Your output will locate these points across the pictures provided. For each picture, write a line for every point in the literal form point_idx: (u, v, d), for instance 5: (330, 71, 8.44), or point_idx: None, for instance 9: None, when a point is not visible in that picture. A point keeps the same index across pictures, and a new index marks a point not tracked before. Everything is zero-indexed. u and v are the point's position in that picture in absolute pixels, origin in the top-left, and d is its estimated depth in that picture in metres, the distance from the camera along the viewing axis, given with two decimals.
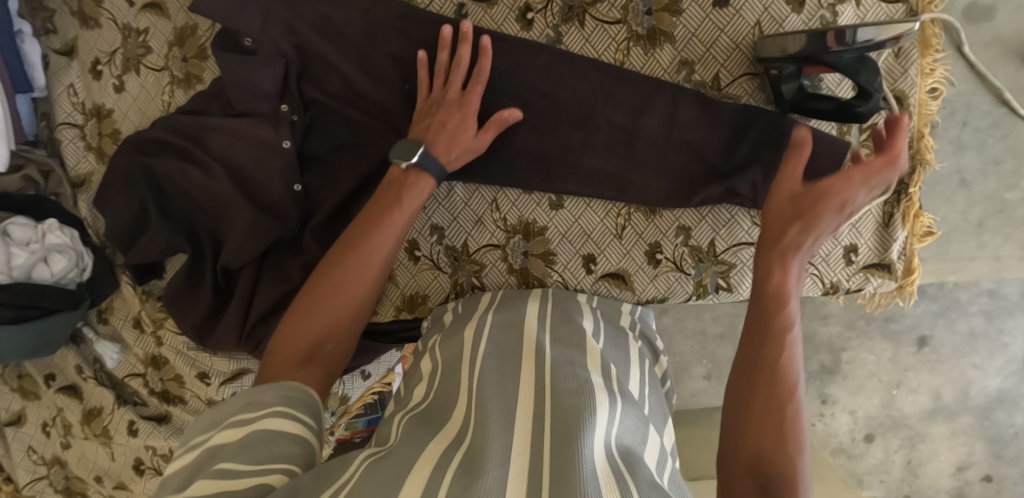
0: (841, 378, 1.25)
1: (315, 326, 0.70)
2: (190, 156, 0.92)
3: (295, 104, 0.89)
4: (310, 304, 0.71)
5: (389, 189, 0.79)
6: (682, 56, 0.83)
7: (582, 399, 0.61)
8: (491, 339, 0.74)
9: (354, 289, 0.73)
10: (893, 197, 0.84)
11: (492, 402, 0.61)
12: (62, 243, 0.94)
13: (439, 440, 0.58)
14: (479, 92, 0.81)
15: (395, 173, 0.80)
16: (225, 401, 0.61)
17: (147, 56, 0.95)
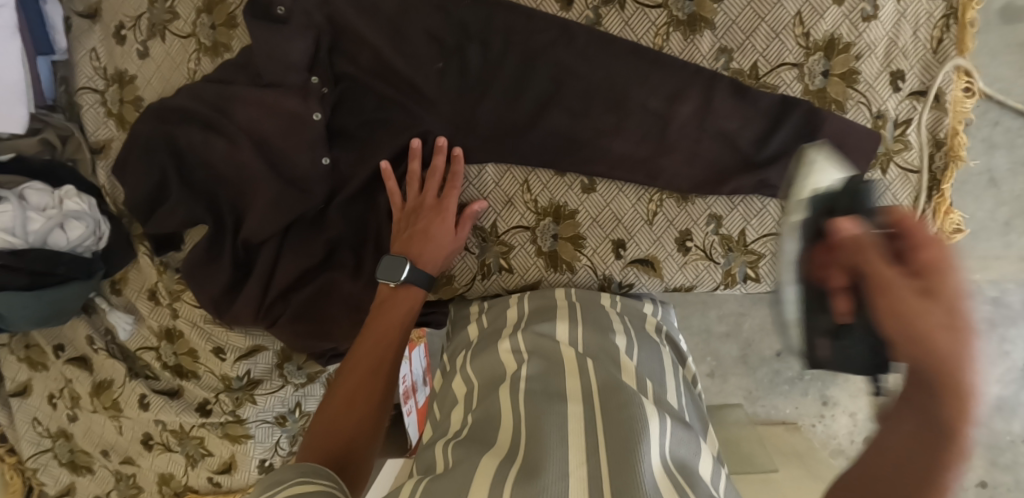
0: (842, 380, 1.28)
1: (339, 437, 0.71)
2: (215, 125, 0.89)
3: (325, 77, 0.87)
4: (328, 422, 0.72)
5: (382, 308, 0.81)
6: (721, 44, 0.83)
7: (631, 414, 0.64)
8: (530, 354, 0.77)
9: (365, 398, 0.74)
10: (924, 192, 0.84)
11: (547, 428, 0.64)
12: (80, 210, 0.92)
13: (493, 456, 0.62)
14: (454, 197, 0.85)
15: (383, 291, 0.83)
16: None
17: (173, 22, 0.93)
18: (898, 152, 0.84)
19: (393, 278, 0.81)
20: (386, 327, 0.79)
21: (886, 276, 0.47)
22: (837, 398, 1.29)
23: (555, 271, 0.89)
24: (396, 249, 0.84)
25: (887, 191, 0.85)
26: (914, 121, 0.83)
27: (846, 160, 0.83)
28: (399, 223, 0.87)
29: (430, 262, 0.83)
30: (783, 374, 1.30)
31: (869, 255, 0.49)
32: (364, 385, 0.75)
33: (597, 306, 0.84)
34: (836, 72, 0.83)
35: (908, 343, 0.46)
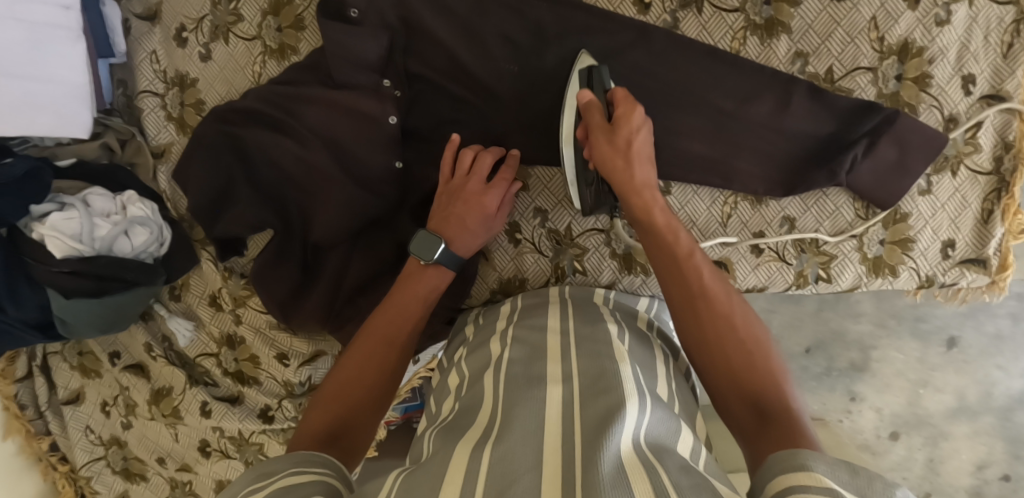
0: (869, 377, 1.32)
1: (336, 412, 0.66)
2: (284, 126, 0.89)
3: (398, 79, 0.87)
4: (329, 392, 0.68)
5: (404, 281, 0.78)
6: (798, 47, 0.84)
7: (608, 399, 0.61)
8: (518, 345, 0.75)
9: (365, 372, 0.70)
10: (993, 193, 0.86)
11: (523, 411, 0.61)
12: (145, 215, 0.91)
13: (469, 440, 0.58)
14: (503, 185, 0.83)
15: (412, 266, 0.80)
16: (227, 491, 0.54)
17: (237, 24, 0.92)
18: (968, 154, 0.85)
19: (428, 255, 0.78)
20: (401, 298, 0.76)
21: (638, 195, 0.74)
22: (864, 394, 1.32)
23: (628, 274, 0.90)
24: (431, 225, 0.82)
25: (956, 193, 0.86)
26: (984, 124, 0.85)
27: (912, 156, 0.84)
28: (442, 196, 0.84)
29: (465, 245, 0.81)
30: (810, 369, 1.33)
31: (619, 176, 0.75)
32: (370, 362, 0.71)
33: (589, 303, 0.83)
34: (909, 76, 0.84)
35: (659, 251, 0.73)
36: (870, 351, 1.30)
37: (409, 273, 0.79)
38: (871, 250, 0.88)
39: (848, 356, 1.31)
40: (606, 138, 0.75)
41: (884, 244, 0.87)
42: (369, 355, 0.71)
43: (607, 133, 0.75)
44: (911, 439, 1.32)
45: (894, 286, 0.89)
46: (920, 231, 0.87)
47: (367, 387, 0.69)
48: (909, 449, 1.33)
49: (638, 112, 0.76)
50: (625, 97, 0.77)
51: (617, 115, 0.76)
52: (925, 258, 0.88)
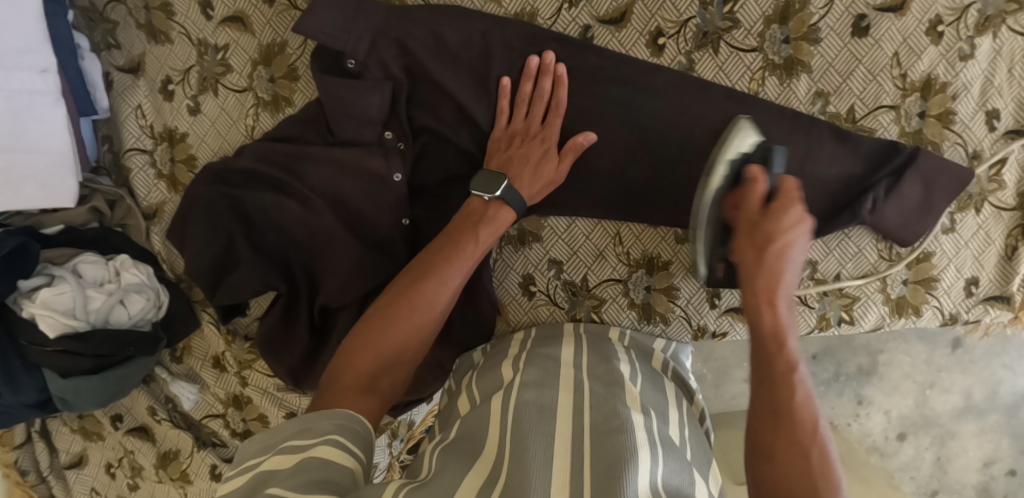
0: (878, 381, 1.34)
1: (388, 346, 0.70)
2: (286, 187, 0.86)
3: (400, 132, 0.84)
4: (383, 319, 0.71)
5: (467, 219, 0.77)
6: (818, 87, 0.81)
7: (620, 441, 0.61)
8: (528, 369, 0.75)
9: (420, 322, 0.72)
10: (1018, 229, 0.84)
11: (533, 440, 0.61)
12: (140, 281, 0.87)
13: (474, 476, 0.59)
14: (559, 123, 0.80)
15: (474, 204, 0.79)
16: (281, 425, 0.62)
17: (227, 75, 0.87)
18: (993, 192, 0.83)
19: (490, 192, 0.77)
20: (461, 263, 0.74)
21: (760, 285, 0.67)
22: (872, 398, 1.35)
23: (648, 323, 0.88)
24: (494, 165, 0.80)
25: (980, 229, 0.84)
26: (1010, 160, 0.82)
27: (934, 189, 0.81)
28: (496, 139, 0.81)
29: (526, 188, 0.78)
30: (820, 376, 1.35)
31: (747, 270, 0.68)
32: (427, 313, 0.72)
33: (604, 340, 0.83)
34: (932, 113, 0.81)
35: (760, 352, 0.65)
36: (878, 355, 1.32)
37: (473, 214, 0.77)
38: (894, 290, 0.86)
39: (856, 361, 1.33)
40: (750, 228, 0.70)
41: (908, 284, 0.85)
42: (425, 308, 0.72)
43: (755, 221, 0.70)
44: (919, 440, 1.37)
45: (918, 325, 0.87)
46: (943, 269, 0.85)
47: (415, 343, 0.72)
48: (917, 448, 1.38)
49: (797, 209, 0.69)
50: (790, 193, 0.70)
51: (772, 205, 0.70)
52: (949, 297, 0.86)
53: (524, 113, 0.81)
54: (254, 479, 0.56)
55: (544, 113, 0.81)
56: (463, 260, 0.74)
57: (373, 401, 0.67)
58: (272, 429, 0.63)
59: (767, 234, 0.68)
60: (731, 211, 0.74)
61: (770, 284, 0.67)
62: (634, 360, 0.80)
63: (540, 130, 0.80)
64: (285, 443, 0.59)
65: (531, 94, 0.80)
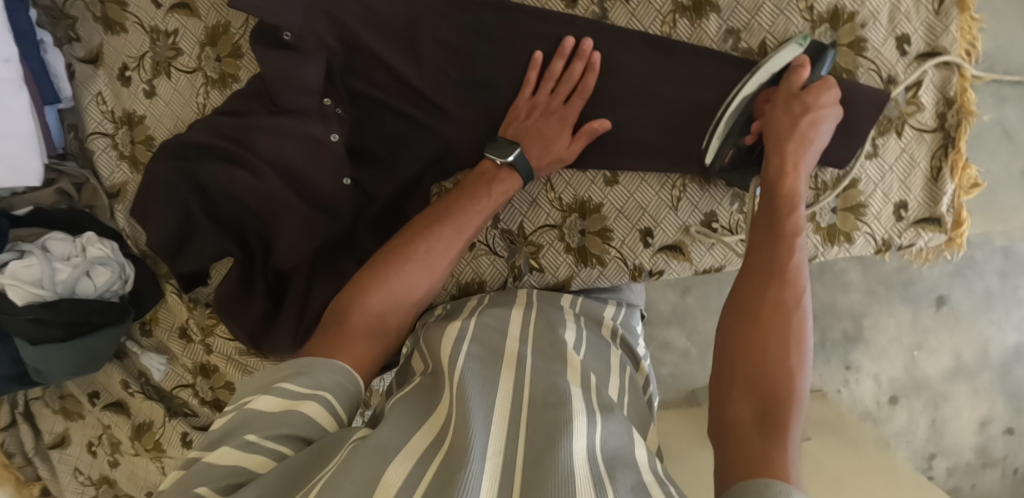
0: (863, 346, 1.47)
1: (393, 290, 0.76)
2: (237, 157, 0.89)
3: (339, 98, 0.88)
4: (393, 261, 0.78)
5: (480, 179, 0.84)
6: (728, 25, 0.84)
7: (559, 411, 0.59)
8: (475, 339, 0.73)
9: (429, 265, 0.79)
10: (940, 150, 0.86)
11: (473, 400, 0.60)
12: (105, 255, 0.92)
13: (422, 437, 0.58)
14: (580, 106, 0.84)
15: (486, 166, 0.85)
16: (278, 367, 0.64)
17: (178, 58, 0.94)
18: (912, 114, 0.85)
19: (502, 157, 0.82)
20: (472, 212, 0.82)
21: (786, 150, 0.75)
22: (860, 363, 1.48)
23: (585, 267, 0.89)
24: (507, 134, 0.84)
25: (904, 153, 0.86)
26: (924, 82, 0.84)
27: (856, 119, 0.83)
28: (514, 113, 0.85)
29: (536, 157, 0.83)
30: None
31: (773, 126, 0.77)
32: (435, 257, 0.79)
33: (555, 307, 0.83)
34: (843, 42, 0.84)
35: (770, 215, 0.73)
36: (861, 318, 1.46)
37: (484, 174, 0.84)
38: (824, 219, 0.88)
39: (842, 327, 1.47)
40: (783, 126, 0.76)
41: (837, 212, 0.87)
42: (431, 256, 0.79)
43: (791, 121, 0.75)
44: (911, 403, 1.48)
45: (852, 253, 0.89)
46: (871, 196, 0.87)
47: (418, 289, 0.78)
48: (911, 413, 1.49)
49: (834, 97, 0.76)
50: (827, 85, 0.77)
51: (810, 87, 0.77)
52: (879, 223, 0.88)
53: (544, 88, 0.84)
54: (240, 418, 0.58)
55: (568, 92, 0.84)
56: (474, 207, 0.81)
57: (377, 344, 0.72)
58: (267, 370, 0.65)
59: (824, 110, 0.75)
60: (762, 105, 0.81)
61: (793, 157, 0.74)
62: (580, 328, 0.80)
63: (554, 109, 0.84)
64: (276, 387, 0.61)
65: (562, 73, 0.84)
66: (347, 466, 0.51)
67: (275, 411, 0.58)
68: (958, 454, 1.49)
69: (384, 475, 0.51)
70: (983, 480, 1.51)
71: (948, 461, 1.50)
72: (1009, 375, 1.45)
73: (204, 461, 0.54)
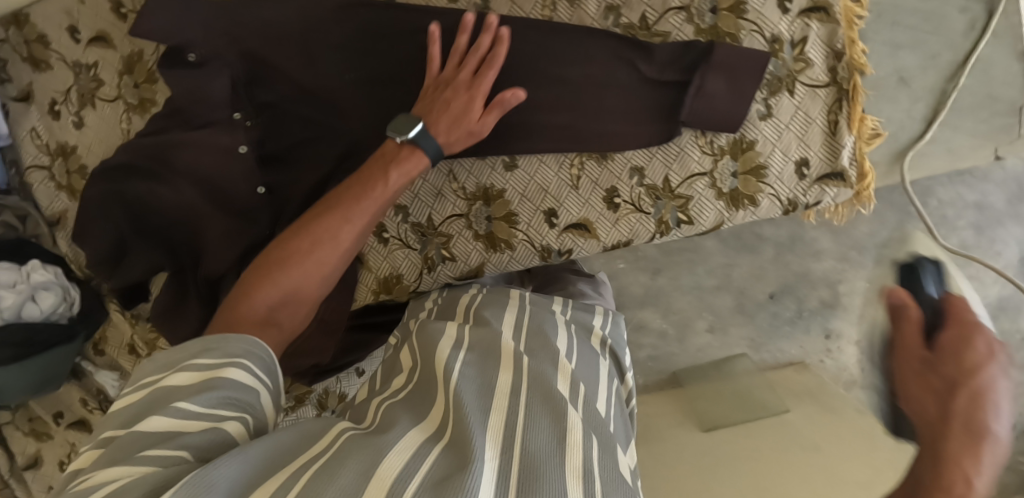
0: (842, 311, 1.49)
1: (279, 286, 0.79)
2: (158, 175, 0.93)
3: (247, 110, 0.92)
4: (277, 258, 0.80)
5: (381, 160, 0.82)
6: (607, 2, 0.85)
7: (555, 417, 0.61)
8: (472, 348, 0.73)
9: (321, 258, 0.81)
10: (835, 104, 0.85)
11: (471, 403, 0.61)
12: (48, 280, 0.97)
13: (422, 432, 0.59)
14: (492, 76, 0.79)
15: (390, 145, 0.83)
16: (177, 347, 0.65)
17: (100, 88, 0.99)
18: (801, 71, 0.85)
19: (403, 133, 0.81)
20: (358, 214, 0.82)
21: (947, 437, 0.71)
22: (840, 329, 1.50)
23: (495, 252, 0.91)
24: (415, 109, 0.83)
25: (799, 111, 0.86)
26: (810, 38, 0.84)
27: (741, 80, 0.84)
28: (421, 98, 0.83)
29: (442, 132, 0.82)
30: (782, 315, 1.52)
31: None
32: (323, 251, 0.81)
33: (547, 314, 0.85)
34: (723, 7, 0.84)
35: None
36: (837, 285, 1.48)
37: (387, 155, 0.82)
38: (726, 184, 0.88)
39: (818, 295, 1.50)
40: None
41: (737, 176, 0.87)
42: (318, 257, 0.81)
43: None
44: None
45: (758, 216, 0.89)
46: (770, 156, 0.87)
47: (312, 285, 0.81)
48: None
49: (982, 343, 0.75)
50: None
51: (948, 337, 0.78)
52: (782, 183, 0.88)
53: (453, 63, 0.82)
54: (158, 393, 0.60)
55: (478, 64, 0.81)
56: (361, 207, 0.82)
57: (272, 334, 0.78)
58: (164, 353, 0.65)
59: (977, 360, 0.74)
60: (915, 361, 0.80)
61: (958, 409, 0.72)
62: (575, 339, 0.82)
63: (460, 83, 0.80)
64: (193, 366, 0.62)
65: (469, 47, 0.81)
66: (346, 458, 0.53)
67: (202, 384, 0.61)
68: None
69: (384, 464, 0.52)
70: None
71: None
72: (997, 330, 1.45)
73: (147, 430, 0.56)
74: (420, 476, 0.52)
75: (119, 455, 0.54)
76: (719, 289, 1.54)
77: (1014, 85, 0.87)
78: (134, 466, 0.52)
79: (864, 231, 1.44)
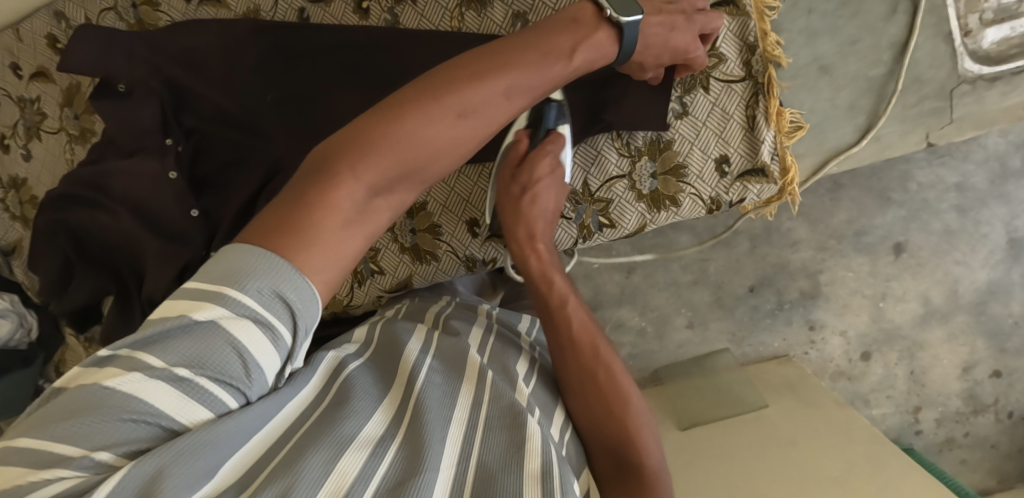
0: (824, 301, 1.44)
1: (419, 151, 0.58)
2: (97, 202, 0.96)
3: (177, 135, 0.93)
4: (427, 103, 0.59)
5: (574, 26, 0.65)
6: (514, 9, 0.85)
7: (517, 431, 0.56)
8: (439, 350, 0.68)
9: (450, 136, 0.60)
10: (752, 99, 0.83)
11: (432, 413, 0.56)
12: (4, 307, 1.02)
13: (381, 423, 0.55)
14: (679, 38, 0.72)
15: (584, 11, 0.66)
16: (236, 250, 0.50)
17: (44, 121, 1.02)
18: (715, 66, 0.83)
19: (616, 10, 0.65)
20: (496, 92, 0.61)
21: None
22: (824, 320, 1.44)
23: (422, 264, 0.92)
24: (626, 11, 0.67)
25: (715, 107, 0.84)
26: (721, 35, 0.82)
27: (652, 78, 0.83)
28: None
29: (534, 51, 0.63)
30: (762, 307, 1.46)
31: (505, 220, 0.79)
32: (457, 123, 0.60)
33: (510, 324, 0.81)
34: None
35: (547, 323, 0.75)
36: (818, 275, 1.43)
37: (573, 20, 0.65)
38: (646, 186, 0.87)
39: (799, 286, 1.44)
40: (512, 170, 0.80)
41: (656, 177, 0.87)
42: (404, 136, 0.57)
43: (513, 171, 0.80)
44: (885, 356, 1.44)
45: (681, 216, 0.88)
46: (689, 155, 0.86)
47: (434, 161, 0.60)
48: (887, 366, 1.45)
49: None
50: (557, 140, 0.80)
51: None
52: (703, 181, 0.86)
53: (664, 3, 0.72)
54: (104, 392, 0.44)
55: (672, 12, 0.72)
56: (511, 76, 0.61)
57: (360, 236, 0.55)
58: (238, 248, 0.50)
59: None
60: None
61: None
62: (535, 366, 0.74)
63: (584, 20, 0.66)
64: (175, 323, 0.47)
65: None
66: (308, 447, 0.48)
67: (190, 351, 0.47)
68: (945, 404, 1.45)
69: (342, 462, 0.48)
70: (976, 428, 1.46)
71: (935, 412, 1.46)
72: (986, 314, 1.40)
73: (111, 385, 0.45)
74: (372, 484, 0.47)
75: (66, 405, 0.44)
76: (696, 284, 1.47)
77: (942, 67, 0.85)
78: (73, 439, 0.43)
79: (841, 218, 1.39)
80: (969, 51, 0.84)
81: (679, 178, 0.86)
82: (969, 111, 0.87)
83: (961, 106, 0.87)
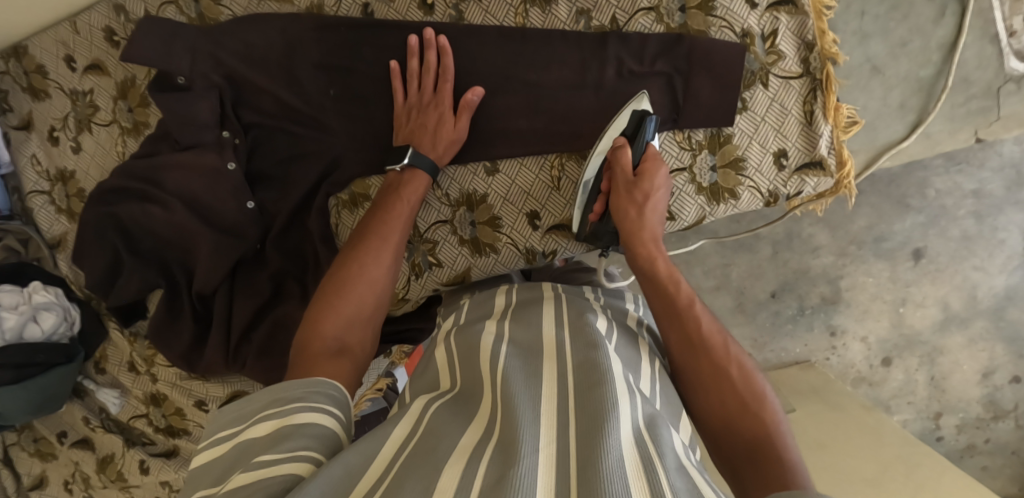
0: (846, 306, 1.43)
1: (359, 300, 0.73)
2: (150, 196, 0.95)
3: (235, 129, 0.94)
4: (348, 270, 0.75)
5: (389, 191, 0.85)
6: (577, 5, 0.87)
7: (600, 394, 0.56)
8: (513, 342, 0.68)
9: (376, 280, 0.75)
10: (810, 93, 0.85)
11: (520, 395, 0.57)
12: (49, 300, 0.99)
13: (473, 432, 0.56)
14: (468, 118, 0.87)
15: (392, 177, 0.87)
16: (247, 400, 0.61)
17: (96, 114, 1.02)
18: (774, 63, 0.85)
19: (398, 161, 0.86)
20: (390, 228, 0.80)
21: None
22: (845, 326, 1.44)
23: (480, 257, 0.93)
24: (402, 136, 0.88)
25: (774, 102, 0.86)
26: (780, 31, 0.85)
27: (715, 70, 0.85)
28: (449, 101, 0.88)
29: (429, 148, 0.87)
30: (783, 313, 1.45)
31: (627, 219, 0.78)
32: (381, 280, 0.76)
33: (578, 295, 0.81)
34: (692, 5, 0.85)
35: (683, 349, 0.68)
36: (838, 281, 1.41)
37: (391, 185, 0.86)
38: (705, 179, 0.89)
39: (819, 292, 1.42)
40: (627, 184, 0.80)
41: (716, 170, 0.88)
42: (349, 296, 0.72)
43: (628, 182, 0.80)
44: (905, 362, 1.45)
45: (740, 208, 0.90)
46: (747, 149, 0.88)
47: (371, 301, 0.74)
48: (907, 372, 1.45)
49: None
50: (656, 157, 0.81)
51: None
52: (761, 174, 0.88)
53: (415, 84, 0.88)
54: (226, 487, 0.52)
55: (434, 82, 0.88)
56: (392, 228, 0.80)
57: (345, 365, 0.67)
58: (238, 400, 0.62)
59: None
60: None
61: None
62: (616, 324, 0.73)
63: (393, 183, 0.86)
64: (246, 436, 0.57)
65: (419, 67, 0.88)
66: (404, 477, 0.49)
67: (262, 440, 0.55)
68: (966, 410, 1.46)
69: (439, 480, 0.49)
70: (997, 434, 1.48)
71: (956, 418, 1.47)
72: (1004, 320, 1.40)
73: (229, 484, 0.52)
74: (471, 485, 0.48)
75: None
76: (718, 290, 1.45)
77: (988, 68, 0.88)
78: None
79: (862, 225, 1.37)
80: (1014, 51, 0.87)
81: (738, 171, 0.88)
82: (1015, 110, 0.90)
83: (1007, 105, 0.89)
